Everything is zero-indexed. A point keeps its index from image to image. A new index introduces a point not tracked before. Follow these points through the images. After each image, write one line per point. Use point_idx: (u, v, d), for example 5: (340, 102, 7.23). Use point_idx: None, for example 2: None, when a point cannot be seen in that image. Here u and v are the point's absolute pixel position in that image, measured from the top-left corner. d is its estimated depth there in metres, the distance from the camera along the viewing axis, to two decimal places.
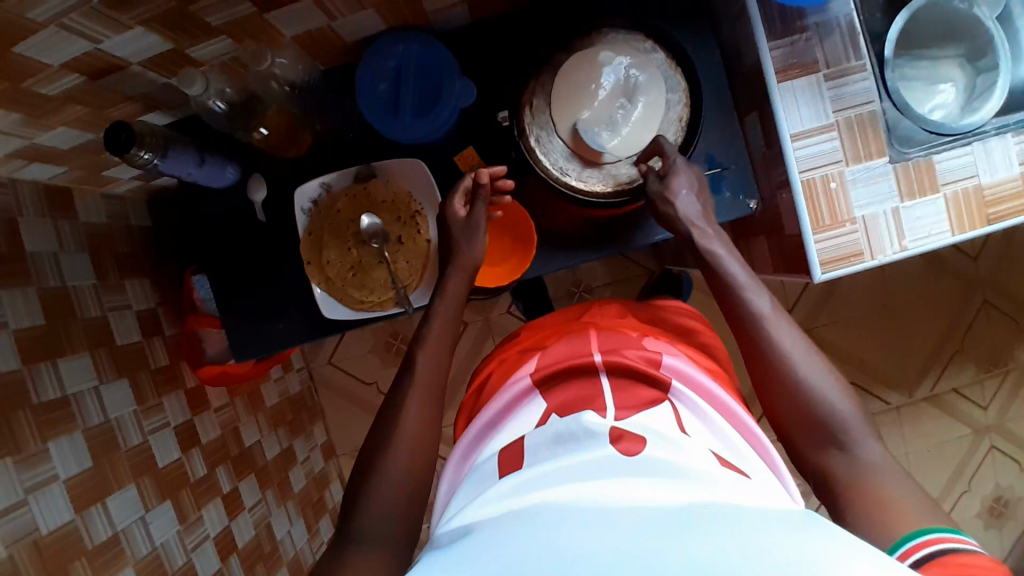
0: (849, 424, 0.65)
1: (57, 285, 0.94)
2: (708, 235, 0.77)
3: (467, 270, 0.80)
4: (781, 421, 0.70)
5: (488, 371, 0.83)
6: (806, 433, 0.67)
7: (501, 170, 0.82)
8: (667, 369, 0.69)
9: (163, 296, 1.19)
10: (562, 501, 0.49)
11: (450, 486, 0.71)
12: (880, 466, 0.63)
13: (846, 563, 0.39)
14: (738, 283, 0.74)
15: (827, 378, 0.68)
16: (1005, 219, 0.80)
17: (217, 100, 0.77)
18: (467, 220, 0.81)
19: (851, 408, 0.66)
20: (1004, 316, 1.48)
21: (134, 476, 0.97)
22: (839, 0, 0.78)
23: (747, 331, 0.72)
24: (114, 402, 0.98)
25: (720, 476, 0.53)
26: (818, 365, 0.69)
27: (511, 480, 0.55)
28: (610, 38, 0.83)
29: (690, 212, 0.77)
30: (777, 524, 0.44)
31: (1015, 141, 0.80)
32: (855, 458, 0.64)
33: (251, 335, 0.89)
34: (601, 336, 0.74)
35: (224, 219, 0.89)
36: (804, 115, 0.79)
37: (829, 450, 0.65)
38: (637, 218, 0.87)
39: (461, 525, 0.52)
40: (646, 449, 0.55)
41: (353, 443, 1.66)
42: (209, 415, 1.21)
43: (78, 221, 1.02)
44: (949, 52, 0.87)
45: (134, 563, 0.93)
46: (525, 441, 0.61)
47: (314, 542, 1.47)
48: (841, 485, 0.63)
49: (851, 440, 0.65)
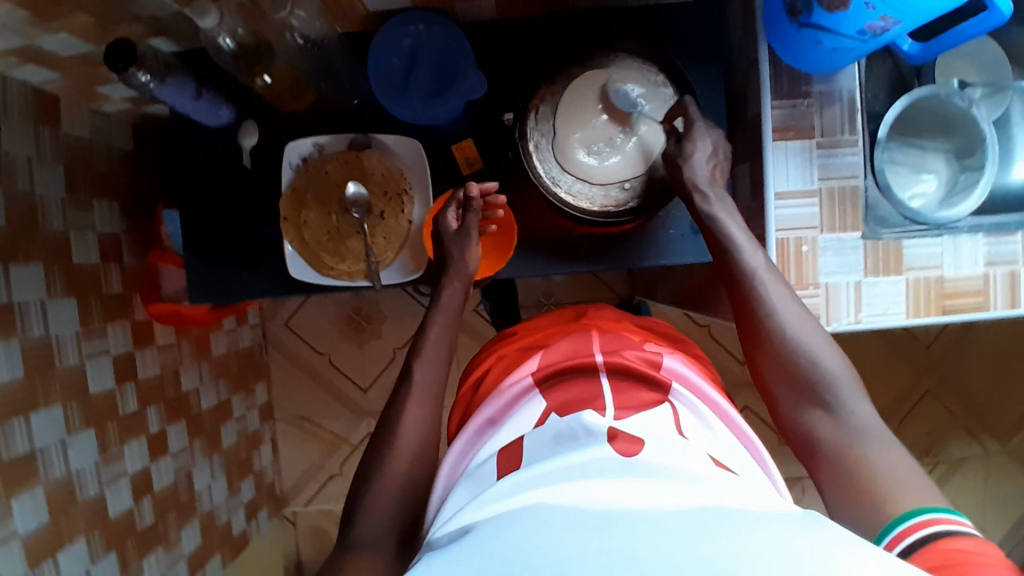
0: (837, 383, 0.67)
1: (25, 190, 0.92)
2: (710, 198, 0.78)
3: (463, 280, 0.82)
4: (767, 382, 0.71)
5: (487, 366, 0.83)
6: (793, 394, 0.69)
7: (492, 185, 0.84)
8: (666, 371, 0.71)
9: (131, 223, 1.17)
10: (556, 500, 0.46)
11: (446, 484, 0.67)
12: (866, 425, 0.65)
13: (845, 563, 0.39)
14: (734, 244, 0.75)
15: (816, 338, 0.70)
16: (957, 312, 0.85)
17: (226, 38, 0.77)
18: (458, 232, 0.83)
19: (838, 367, 0.68)
20: (943, 408, 1.55)
21: (63, 397, 0.96)
22: (846, 75, 0.81)
23: (739, 292, 0.74)
24: (59, 319, 0.97)
25: (718, 476, 0.51)
26: (808, 325, 0.71)
27: (511, 479, 0.52)
28: (627, 65, 0.84)
29: (699, 177, 0.78)
30: (776, 520, 0.43)
31: (985, 241, 0.85)
32: (840, 417, 0.66)
33: (216, 280, 0.88)
34: (603, 338, 0.76)
35: (211, 159, 0.88)
36: (790, 176, 0.82)
37: (815, 410, 0.67)
38: (617, 243, 0.89)
39: (456, 525, 0.48)
40: (644, 451, 0.53)
41: (294, 409, 1.64)
42: (152, 353, 1.19)
43: (61, 131, 1.00)
44: (939, 144, 0.91)
45: (45, 484, 0.92)
46: (525, 442, 0.60)
47: (234, 501, 1.44)
48: (827, 446, 0.65)
49: (838, 400, 0.67)
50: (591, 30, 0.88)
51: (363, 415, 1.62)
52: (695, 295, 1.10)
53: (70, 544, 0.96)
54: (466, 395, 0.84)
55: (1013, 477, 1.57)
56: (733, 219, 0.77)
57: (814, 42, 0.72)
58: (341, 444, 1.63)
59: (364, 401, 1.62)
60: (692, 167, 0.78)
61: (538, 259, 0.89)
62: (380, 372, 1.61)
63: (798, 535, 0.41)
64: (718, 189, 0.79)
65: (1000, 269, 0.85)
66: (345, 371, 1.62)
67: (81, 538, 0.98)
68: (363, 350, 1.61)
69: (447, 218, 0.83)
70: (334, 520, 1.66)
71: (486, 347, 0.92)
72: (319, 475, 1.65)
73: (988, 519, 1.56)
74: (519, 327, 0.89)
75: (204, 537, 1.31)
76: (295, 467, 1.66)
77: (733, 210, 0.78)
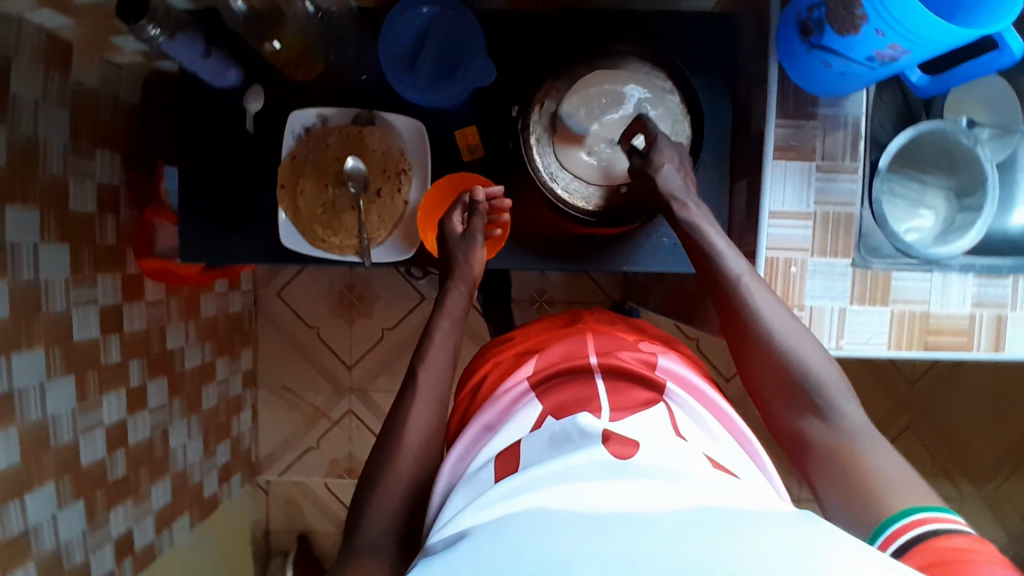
0: (826, 387, 0.65)
1: (28, 132, 0.92)
2: (688, 206, 0.77)
3: (467, 283, 0.81)
4: (757, 388, 0.69)
5: (485, 372, 0.82)
6: (783, 400, 0.67)
7: (498, 190, 0.86)
8: (661, 370, 0.71)
9: (132, 176, 1.17)
10: (552, 505, 0.46)
11: (446, 484, 0.65)
12: (860, 428, 0.63)
13: (841, 561, 0.39)
14: (716, 251, 0.74)
15: (803, 341, 0.68)
16: (939, 349, 0.85)
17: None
18: (463, 235, 0.83)
19: (825, 371, 0.66)
20: (922, 445, 1.55)
21: (46, 341, 0.96)
22: (853, 102, 0.81)
23: (724, 297, 0.72)
24: (50, 263, 0.97)
25: (712, 478, 0.51)
26: (794, 328, 0.69)
27: (507, 484, 0.52)
28: (637, 69, 0.85)
29: (673, 185, 0.78)
30: (771, 521, 0.43)
31: (975, 282, 0.85)
32: (832, 420, 0.64)
33: (208, 241, 0.89)
34: (598, 340, 0.76)
35: (215, 120, 0.88)
36: (787, 197, 0.82)
37: (806, 416, 0.65)
38: (608, 244, 0.89)
39: (453, 530, 0.48)
40: (639, 452, 0.53)
41: (277, 378, 1.64)
42: (140, 307, 1.19)
43: (70, 77, 1.00)
44: (938, 181, 0.91)
45: (20, 425, 0.92)
46: (521, 445, 0.59)
47: (207, 463, 1.44)
48: (821, 453, 0.63)
49: (828, 404, 0.65)
50: (588, 29, 0.87)
51: (345, 391, 1.63)
52: (685, 306, 1.10)
53: (40, 488, 0.96)
54: (464, 402, 0.82)
55: (985, 521, 1.58)
56: (712, 227, 0.76)
57: (823, 64, 0.74)
58: (320, 418, 1.64)
59: (348, 378, 1.62)
60: (662, 177, 0.79)
61: (530, 255, 0.89)
62: (367, 351, 1.61)
63: (797, 536, 0.41)
64: (695, 199, 0.79)
65: (988, 311, 0.85)
66: (332, 347, 1.62)
67: (51, 482, 0.98)
68: (351, 328, 1.61)
69: (453, 221, 0.85)
70: (305, 493, 1.66)
71: (485, 353, 0.91)
72: (295, 446, 1.66)
73: None
74: (516, 333, 0.89)
75: (175, 496, 1.32)
76: (272, 436, 1.66)
77: (711, 218, 0.77)
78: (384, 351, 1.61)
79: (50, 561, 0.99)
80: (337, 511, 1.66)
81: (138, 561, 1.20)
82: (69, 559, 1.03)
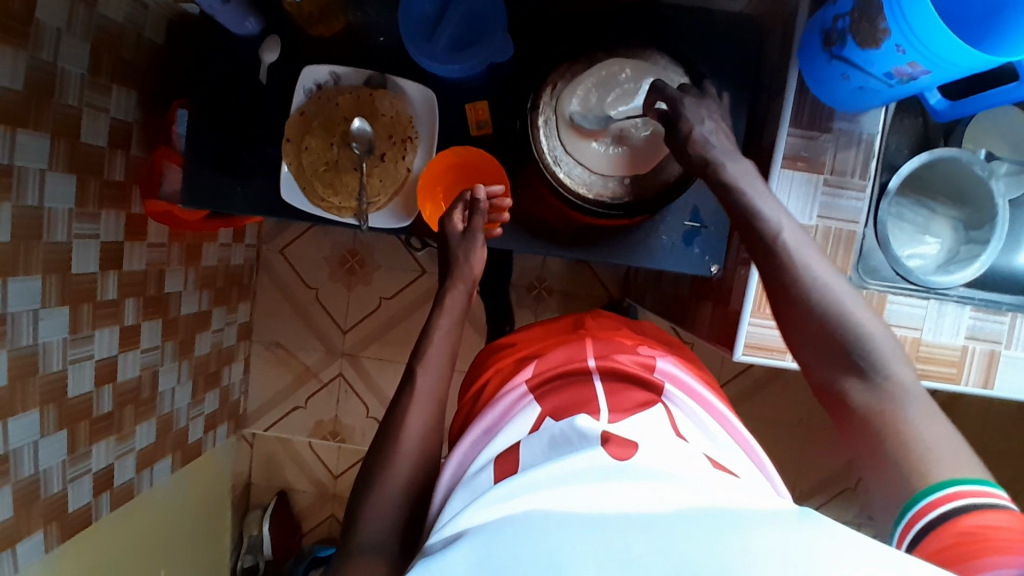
0: (874, 350, 0.62)
1: (48, 60, 0.93)
2: (727, 152, 0.74)
3: (468, 283, 0.82)
4: (797, 349, 0.66)
5: (486, 378, 0.81)
6: (824, 362, 0.64)
7: (501, 190, 0.84)
8: (659, 373, 0.71)
9: (146, 116, 1.17)
10: (551, 507, 0.46)
11: (446, 488, 0.64)
12: (907, 390, 0.60)
13: (835, 561, 0.38)
14: (760, 211, 0.69)
15: (853, 302, 0.64)
16: (928, 378, 0.85)
17: None
18: (462, 234, 0.83)
19: (873, 331, 0.63)
20: None
21: (44, 270, 0.98)
22: (870, 118, 0.81)
23: (767, 258, 0.68)
24: (56, 193, 0.98)
25: (711, 478, 0.50)
26: (844, 289, 0.65)
27: (504, 487, 0.51)
28: (655, 62, 0.83)
29: (712, 143, 0.74)
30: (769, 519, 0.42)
31: (971, 315, 0.85)
32: (879, 384, 0.61)
33: (212, 187, 0.89)
34: (596, 344, 0.75)
35: (230, 69, 0.88)
36: (791, 207, 0.81)
37: (849, 378, 0.62)
38: (611, 239, 0.89)
39: (451, 531, 0.48)
40: (637, 454, 0.52)
41: (272, 335, 1.66)
42: (141, 247, 1.20)
43: (96, 11, 1.00)
44: (949, 212, 0.91)
45: (10, 350, 0.93)
46: (520, 451, 0.58)
47: (194, 409, 1.46)
48: (865, 417, 0.60)
49: (874, 365, 0.61)
50: (613, 16, 0.87)
51: (337, 355, 1.64)
52: (680, 308, 1.10)
53: (23, 414, 0.97)
54: (467, 406, 0.82)
55: None
56: (755, 185, 0.71)
57: (842, 76, 0.72)
58: (310, 378, 1.65)
59: (341, 342, 1.63)
60: (696, 133, 0.74)
61: (532, 241, 0.89)
62: (363, 318, 1.62)
63: (795, 535, 0.41)
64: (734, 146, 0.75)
65: (981, 345, 0.85)
66: (329, 310, 1.63)
67: (35, 410, 0.99)
68: (350, 293, 1.62)
69: (454, 219, 0.84)
70: (288, 449, 1.68)
71: (484, 361, 0.90)
72: (283, 403, 1.67)
73: None
74: (518, 339, 0.88)
75: (158, 439, 1.34)
76: (261, 391, 1.68)
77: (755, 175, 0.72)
78: (380, 320, 1.62)
79: (28, 487, 1.00)
80: (318, 471, 1.68)
81: (116, 497, 1.22)
82: (46, 488, 1.04)
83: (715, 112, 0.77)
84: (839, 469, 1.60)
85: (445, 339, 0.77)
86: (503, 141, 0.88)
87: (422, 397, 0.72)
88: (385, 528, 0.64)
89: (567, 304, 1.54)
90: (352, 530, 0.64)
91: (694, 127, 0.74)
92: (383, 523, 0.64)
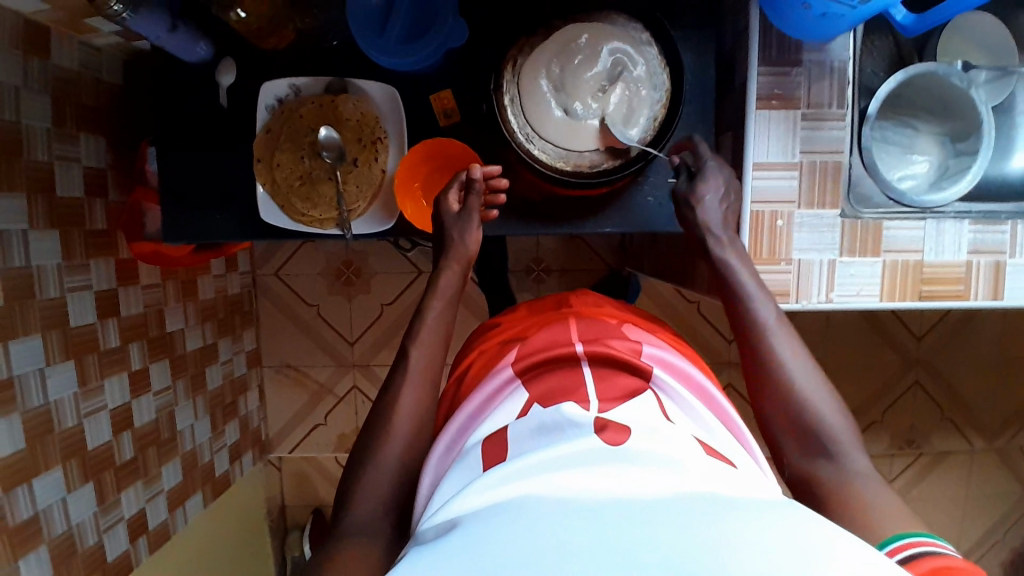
0: (841, 440, 0.67)
1: (11, 120, 0.92)
2: (723, 240, 0.78)
3: (462, 261, 0.82)
4: (770, 431, 0.71)
5: (470, 360, 0.82)
6: (796, 445, 0.68)
7: (495, 169, 0.84)
8: (648, 357, 0.70)
9: (118, 159, 1.16)
10: (541, 493, 0.46)
11: (434, 476, 0.65)
12: (868, 480, 0.64)
13: (830, 555, 0.39)
14: (748, 294, 0.75)
15: (822, 394, 0.70)
16: (936, 299, 0.85)
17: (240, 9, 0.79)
18: (459, 213, 0.83)
19: (838, 421, 0.68)
20: (927, 397, 1.63)
21: (43, 328, 0.98)
22: (839, 45, 0.79)
23: (755, 338, 0.73)
24: (41, 250, 0.97)
25: (704, 465, 0.51)
26: (816, 380, 0.70)
27: (493, 473, 0.51)
28: (613, 22, 0.81)
29: (711, 218, 0.79)
30: (770, 512, 0.44)
31: (970, 229, 0.83)
32: (843, 470, 0.65)
33: (189, 216, 0.89)
34: (581, 327, 0.75)
35: (189, 96, 0.88)
36: (771, 147, 0.80)
37: (817, 460, 0.67)
38: (579, 219, 0.88)
39: (444, 518, 0.48)
40: (632, 438, 0.53)
41: (282, 357, 1.65)
42: (136, 290, 1.20)
43: (49, 62, 0.99)
44: (932, 127, 0.90)
45: (22, 412, 0.94)
46: (508, 432, 0.59)
47: (216, 442, 1.46)
48: (826, 493, 0.64)
49: (838, 450, 0.66)
50: None
51: (349, 367, 1.64)
52: (678, 266, 1.09)
53: (46, 473, 0.98)
54: (450, 389, 0.81)
55: (988, 465, 1.67)
56: (746, 268, 0.77)
57: (803, 5, 0.71)
58: (326, 394, 1.65)
59: (350, 353, 1.64)
60: (700, 215, 0.79)
61: (516, 221, 0.89)
62: (369, 326, 1.62)
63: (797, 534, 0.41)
64: (732, 233, 0.79)
65: (986, 258, 0.84)
66: (334, 324, 1.63)
67: (58, 467, 1.00)
68: (350, 305, 1.62)
69: (450, 199, 0.84)
70: (316, 467, 1.69)
71: (471, 343, 0.90)
72: (304, 422, 1.67)
73: (952, 507, 1.67)
74: (502, 320, 0.89)
75: (185, 476, 1.34)
76: (280, 414, 1.67)
77: (744, 258, 0.78)
78: (386, 325, 1.62)
79: (63, 543, 1.01)
80: None
81: (153, 540, 1.23)
82: (82, 540, 1.05)
83: (725, 184, 0.80)
84: (862, 402, 1.62)
85: (438, 319, 0.79)
86: (474, 128, 0.88)
87: (412, 376, 0.74)
88: (377, 508, 0.66)
89: (567, 281, 1.53)
90: (342, 512, 0.66)
91: (695, 209, 0.79)
92: (375, 504, 0.66)
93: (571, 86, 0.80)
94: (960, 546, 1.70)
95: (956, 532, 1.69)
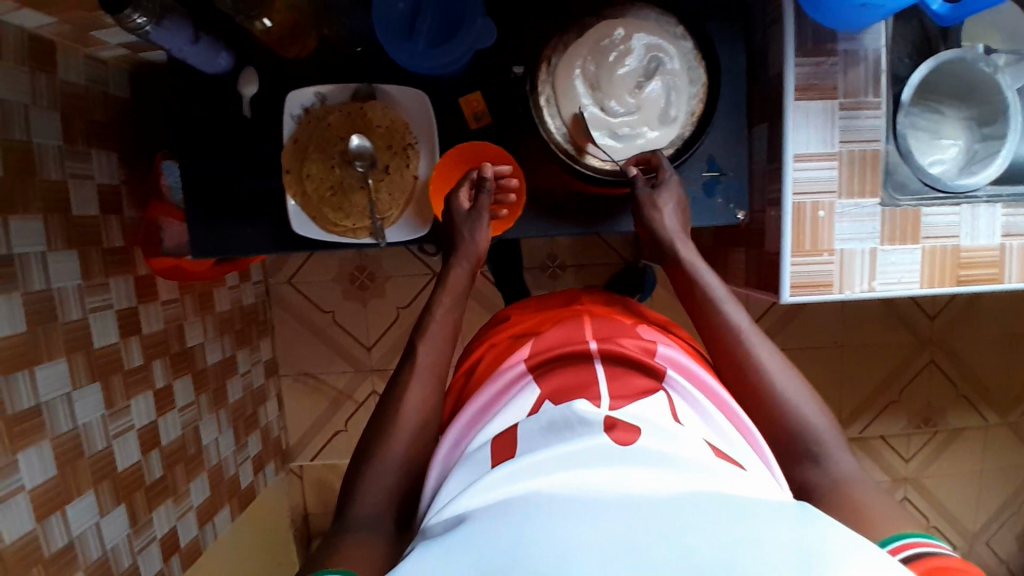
0: (823, 439, 0.69)
1: (22, 139, 0.90)
2: (690, 250, 0.80)
3: (473, 259, 0.81)
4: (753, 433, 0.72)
5: (481, 354, 0.81)
6: (782, 454, 0.70)
7: (507, 169, 0.83)
8: (661, 358, 0.69)
9: (130, 175, 1.14)
10: (555, 488, 0.48)
11: (441, 471, 0.66)
12: (852, 479, 0.66)
13: (847, 558, 0.41)
14: (716, 299, 0.77)
15: (801, 395, 0.71)
16: (973, 283, 0.85)
17: (264, 19, 0.78)
18: (469, 212, 0.82)
19: (819, 421, 0.70)
20: (943, 375, 1.64)
21: (67, 351, 0.96)
22: (872, 34, 0.79)
23: (727, 342, 0.75)
24: (61, 271, 0.96)
25: (716, 467, 0.52)
26: (793, 382, 0.72)
27: (504, 468, 0.52)
28: (645, 16, 0.80)
29: (670, 229, 0.80)
30: (782, 517, 0.46)
31: (1004, 212, 0.84)
32: (829, 475, 0.67)
33: (214, 229, 0.88)
34: (596, 324, 0.74)
35: (211, 108, 0.87)
36: (810, 137, 0.80)
37: (803, 464, 0.69)
38: (600, 219, 0.89)
39: (452, 512, 0.50)
40: (641, 438, 0.54)
41: (298, 364, 1.64)
42: (156, 307, 1.18)
43: (56, 77, 0.97)
44: (958, 113, 0.90)
45: (52, 438, 0.92)
46: (518, 429, 0.59)
47: (240, 454, 1.44)
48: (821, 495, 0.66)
49: (822, 451, 0.68)
50: None
51: (367, 372, 1.63)
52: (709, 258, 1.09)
53: (79, 498, 0.97)
54: (458, 384, 0.80)
55: (1004, 439, 1.69)
56: (711, 273, 0.79)
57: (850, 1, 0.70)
58: (345, 400, 1.64)
59: (368, 358, 1.62)
60: (664, 231, 0.80)
61: (546, 219, 0.89)
62: (385, 331, 1.61)
63: (814, 540, 0.43)
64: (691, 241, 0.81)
65: (1018, 241, 0.85)
66: (350, 330, 1.61)
67: (91, 492, 0.99)
68: (366, 309, 1.61)
69: (461, 198, 0.82)
70: (337, 473, 1.67)
71: (481, 336, 0.90)
72: (323, 430, 1.66)
73: (970, 482, 1.69)
74: (512, 315, 0.88)
75: (213, 490, 1.33)
76: (300, 423, 1.66)
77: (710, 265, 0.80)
78: (401, 329, 1.61)
79: (100, 567, 1.00)
80: None
81: (185, 557, 1.22)
82: (118, 563, 1.04)
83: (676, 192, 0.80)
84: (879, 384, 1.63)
85: (446, 317, 0.78)
86: (504, 130, 0.88)
87: (438, 377, 0.74)
88: (379, 502, 0.66)
89: (582, 278, 1.53)
90: None
91: (652, 215, 0.80)
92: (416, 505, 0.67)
93: (605, 84, 0.79)
94: (978, 520, 1.72)
95: (974, 506, 1.71)
